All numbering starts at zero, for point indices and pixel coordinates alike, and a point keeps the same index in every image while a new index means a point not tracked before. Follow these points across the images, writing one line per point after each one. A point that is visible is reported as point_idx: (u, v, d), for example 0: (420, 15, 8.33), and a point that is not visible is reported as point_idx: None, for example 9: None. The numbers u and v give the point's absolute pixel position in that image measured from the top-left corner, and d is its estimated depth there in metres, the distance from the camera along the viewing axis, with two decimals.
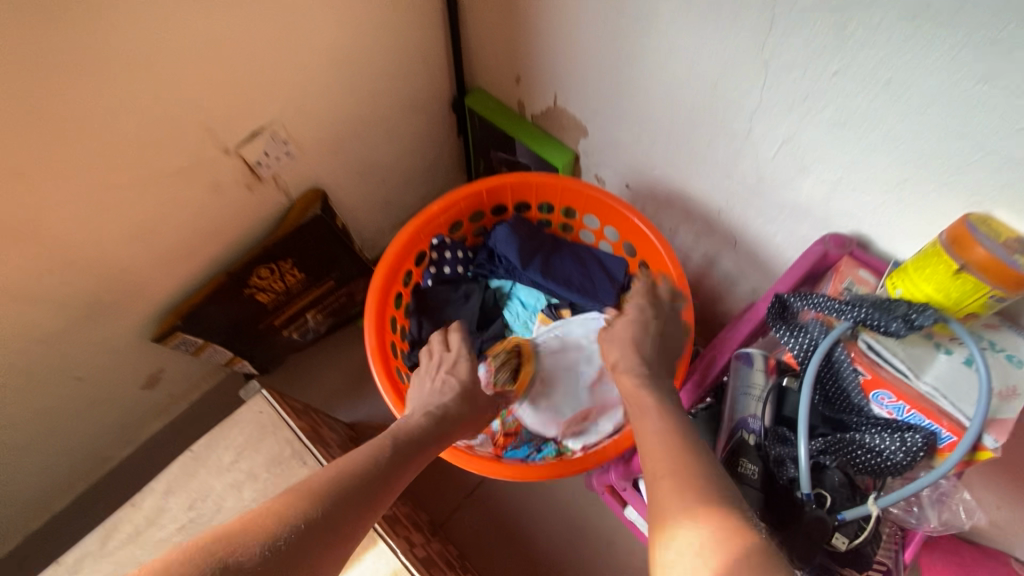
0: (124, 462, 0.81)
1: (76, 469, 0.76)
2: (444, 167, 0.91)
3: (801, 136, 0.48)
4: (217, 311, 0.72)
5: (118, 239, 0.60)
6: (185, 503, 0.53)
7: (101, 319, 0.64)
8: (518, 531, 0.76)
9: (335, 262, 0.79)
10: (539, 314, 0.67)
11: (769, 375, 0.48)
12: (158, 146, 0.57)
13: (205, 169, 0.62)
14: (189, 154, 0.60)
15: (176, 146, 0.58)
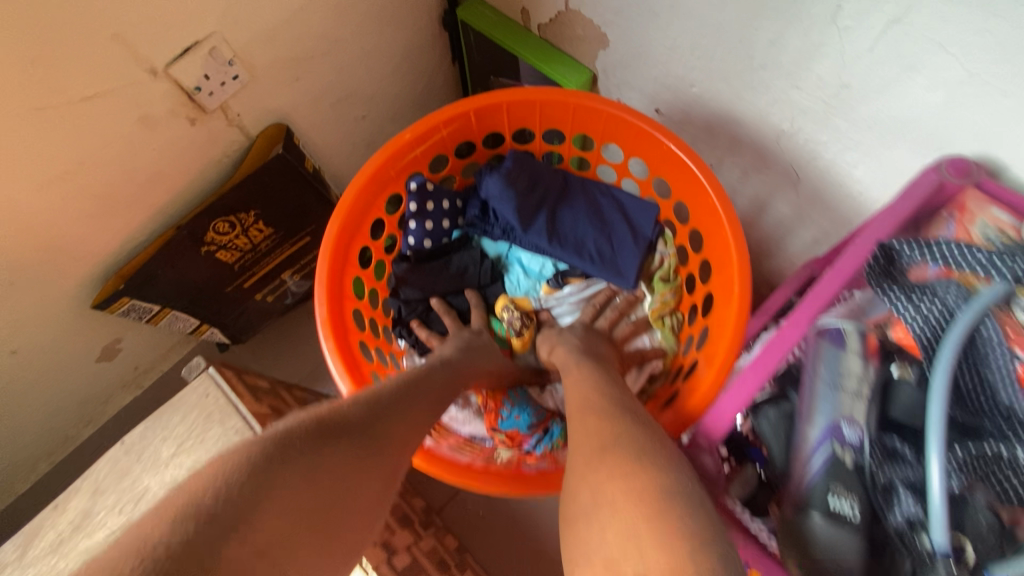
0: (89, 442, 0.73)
1: (34, 451, 0.69)
2: (437, 100, 0.77)
3: (912, 16, 0.34)
4: (170, 273, 0.61)
5: (29, 187, 0.49)
6: (115, 506, 0.44)
7: (28, 285, 0.54)
8: (525, 523, 0.67)
9: (309, 214, 0.68)
10: (545, 285, 0.55)
11: (867, 359, 0.35)
12: (58, 63, 0.44)
13: (129, 97, 0.49)
14: (105, 76, 0.47)
15: (83, 65, 0.46)
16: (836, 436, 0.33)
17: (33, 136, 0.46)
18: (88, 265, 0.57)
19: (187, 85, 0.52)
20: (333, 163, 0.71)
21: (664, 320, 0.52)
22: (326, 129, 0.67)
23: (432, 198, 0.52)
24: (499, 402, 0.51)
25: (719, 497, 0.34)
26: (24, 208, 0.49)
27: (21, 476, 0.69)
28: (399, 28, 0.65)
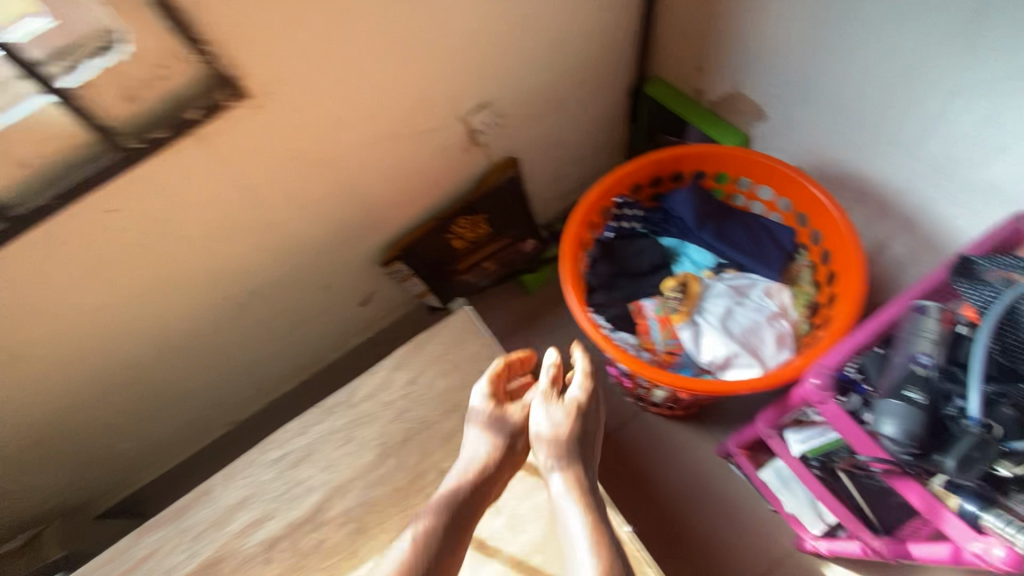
0: (335, 360, 1.03)
1: (306, 360, 0.98)
2: (613, 144, 1.01)
3: (1010, 119, 0.51)
4: (426, 247, 0.89)
5: (374, 185, 0.76)
6: (407, 378, 0.70)
7: (350, 245, 0.83)
8: (650, 476, 0.87)
9: (515, 222, 0.95)
10: (707, 272, 0.74)
11: (943, 325, 0.54)
12: (417, 112, 0.72)
13: (441, 134, 0.77)
14: (435, 121, 0.75)
15: (427, 114, 0.73)
16: (914, 361, 0.52)
17: (388, 154, 0.74)
18: (380, 236, 0.85)
19: (472, 125, 0.79)
20: (535, 184, 0.96)
21: (801, 299, 0.71)
22: (535, 159, 0.93)
23: (629, 206, 0.74)
24: None
25: (829, 405, 0.53)
26: (369, 195, 0.77)
27: (291, 378, 0.99)
28: (606, 92, 0.89)
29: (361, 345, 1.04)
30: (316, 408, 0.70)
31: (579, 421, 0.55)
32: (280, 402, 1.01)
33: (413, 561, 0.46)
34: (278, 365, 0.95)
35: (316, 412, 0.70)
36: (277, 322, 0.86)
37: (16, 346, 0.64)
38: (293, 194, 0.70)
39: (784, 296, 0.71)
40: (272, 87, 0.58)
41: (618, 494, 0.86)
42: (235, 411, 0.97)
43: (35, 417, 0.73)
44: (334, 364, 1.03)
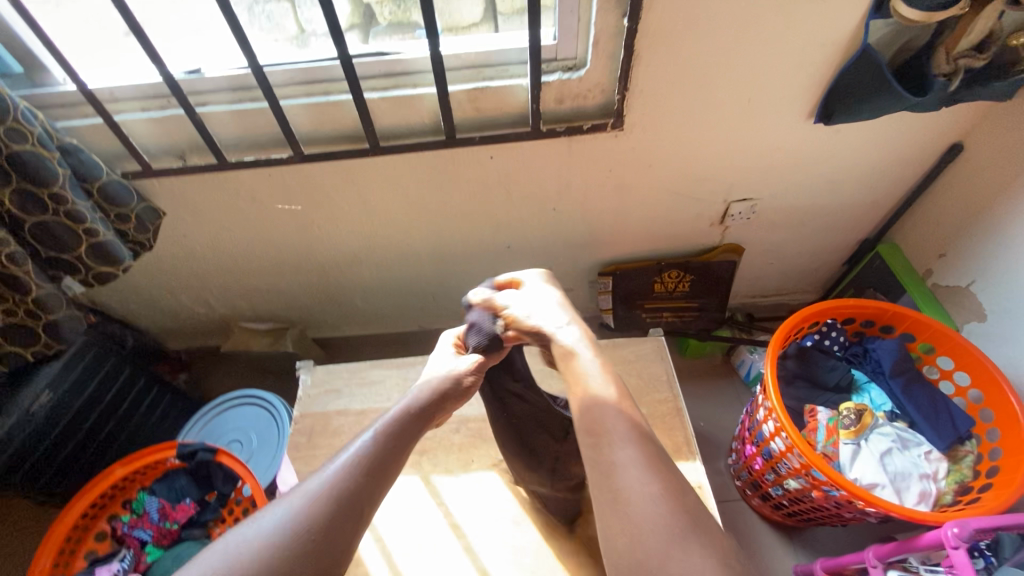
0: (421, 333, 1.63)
1: (412, 325, 1.60)
2: (671, 249, 1.38)
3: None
4: (637, 277, 1.40)
5: (511, 250, 1.35)
6: None
7: (476, 280, 1.45)
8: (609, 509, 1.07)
9: (702, 289, 1.42)
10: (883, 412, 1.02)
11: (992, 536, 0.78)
12: (563, 174, 1.14)
13: (564, 192, 1.18)
14: (567, 182, 1.16)
15: (568, 177, 1.14)
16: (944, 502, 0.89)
17: (532, 227, 1.28)
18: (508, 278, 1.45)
19: (586, 234, 1.31)
20: (596, 243, 1.34)
21: (960, 468, 0.94)
22: (613, 230, 1.30)
23: (838, 331, 1.09)
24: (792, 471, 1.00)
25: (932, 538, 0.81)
26: (521, 240, 1.31)
27: (406, 327, 1.61)
28: (686, 218, 1.28)
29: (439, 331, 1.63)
30: None
31: (312, 528, 0.56)
32: (394, 337, 1.63)
33: (310, 502, 0.58)
34: (402, 314, 1.55)
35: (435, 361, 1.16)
36: (424, 294, 1.48)
37: (349, 253, 1.33)
38: (490, 230, 1.28)
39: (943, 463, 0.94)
40: (518, 166, 1.11)
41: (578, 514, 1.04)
42: (373, 330, 1.61)
43: (321, 256, 1.33)
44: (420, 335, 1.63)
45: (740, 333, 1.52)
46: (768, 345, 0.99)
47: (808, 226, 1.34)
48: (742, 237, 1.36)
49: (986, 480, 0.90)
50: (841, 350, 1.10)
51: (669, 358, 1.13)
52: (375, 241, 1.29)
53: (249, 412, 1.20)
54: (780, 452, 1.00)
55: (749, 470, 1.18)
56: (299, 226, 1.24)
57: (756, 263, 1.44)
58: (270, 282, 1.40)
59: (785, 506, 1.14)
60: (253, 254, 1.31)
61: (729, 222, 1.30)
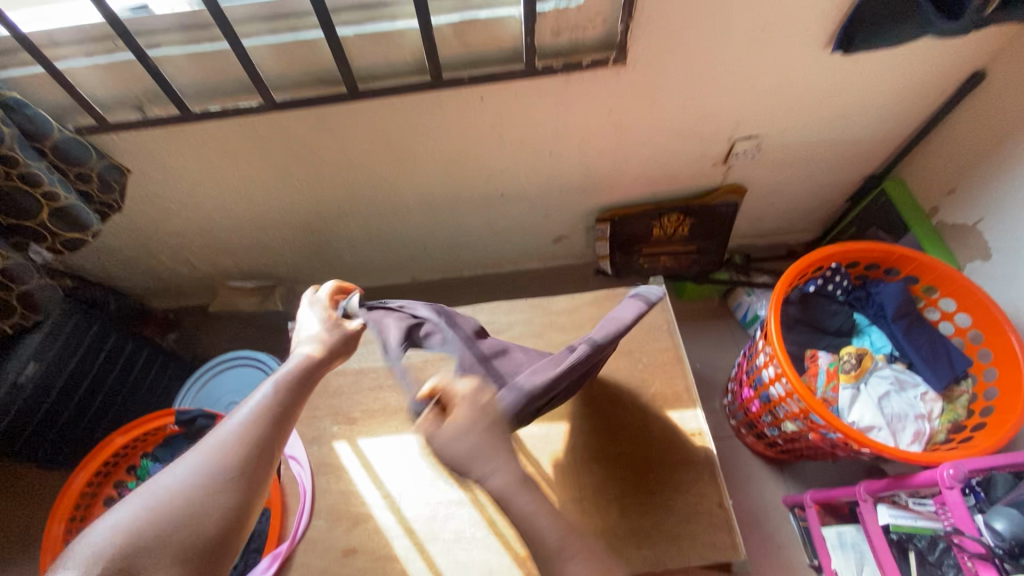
0: (412, 283, 1.59)
1: (401, 276, 1.57)
2: (671, 192, 1.32)
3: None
4: (636, 221, 1.35)
5: (504, 198, 1.29)
6: (494, 314, 1.13)
7: (468, 230, 1.39)
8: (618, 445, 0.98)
9: (703, 233, 1.39)
10: (882, 355, 1.02)
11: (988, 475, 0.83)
12: (560, 116, 1.06)
13: (561, 133, 1.10)
14: (565, 124, 1.08)
15: (566, 118, 1.06)
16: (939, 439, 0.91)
17: (526, 174, 1.21)
18: (501, 226, 1.39)
19: (584, 179, 1.25)
20: (593, 188, 1.28)
21: (954, 407, 0.96)
22: (612, 174, 1.23)
23: (843, 277, 1.07)
24: (792, 416, 1.01)
25: (928, 476, 0.83)
26: (515, 188, 1.25)
27: (397, 279, 1.57)
28: (689, 159, 1.22)
29: (430, 281, 1.60)
30: None
31: (202, 498, 0.55)
32: (386, 289, 1.60)
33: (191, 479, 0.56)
34: (392, 266, 1.51)
35: None
36: (414, 245, 1.43)
37: (333, 206, 1.26)
38: (482, 177, 1.21)
39: (938, 403, 0.96)
40: (512, 107, 1.02)
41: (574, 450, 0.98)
42: (364, 283, 1.57)
43: (303, 210, 1.26)
44: (411, 286, 1.60)
45: (737, 276, 1.50)
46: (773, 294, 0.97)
47: (813, 162, 1.28)
48: (745, 176, 1.30)
49: (981, 420, 0.92)
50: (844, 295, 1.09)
51: (670, 307, 1.11)
52: (360, 193, 1.22)
53: (247, 374, 1.18)
54: (779, 398, 1.01)
55: (746, 412, 1.20)
56: (276, 178, 1.16)
57: (757, 203, 1.40)
58: (252, 238, 1.34)
59: (778, 444, 1.18)
60: (231, 209, 1.24)
61: (733, 161, 1.24)
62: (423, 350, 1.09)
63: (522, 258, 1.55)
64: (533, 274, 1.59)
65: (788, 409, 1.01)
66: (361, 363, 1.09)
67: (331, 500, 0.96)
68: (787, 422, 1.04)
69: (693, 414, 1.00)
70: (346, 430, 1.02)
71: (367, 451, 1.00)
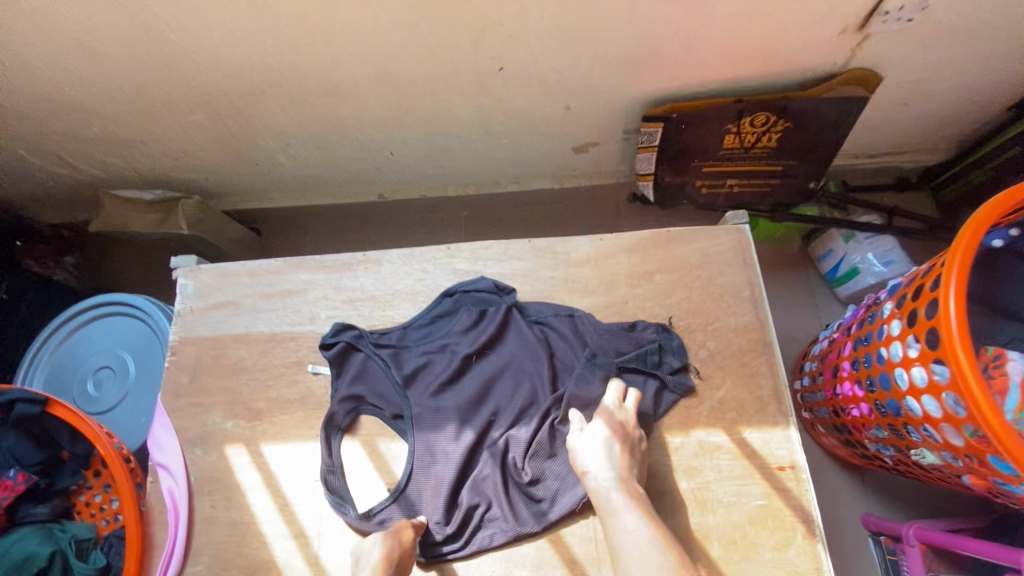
0: (379, 203, 1.18)
1: (363, 193, 1.15)
2: (761, 78, 0.86)
3: None
4: (702, 124, 0.90)
5: (504, 78, 0.84)
6: (480, 261, 0.73)
7: (452, 129, 0.96)
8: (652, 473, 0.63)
9: (797, 146, 0.94)
10: None
11: None
12: None
13: None
14: None
15: None
16: None
17: (542, 36, 0.76)
18: (500, 125, 0.96)
19: (632, 49, 0.79)
20: (642, 67, 0.82)
21: None
22: (675, 43, 0.78)
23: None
24: (939, 445, 0.63)
25: None
26: (523, 60, 0.80)
27: (359, 197, 1.16)
28: (804, 20, 0.75)
29: (403, 201, 1.18)
30: (386, 255, 0.74)
31: None
32: (347, 210, 1.20)
33: None
34: (348, 177, 1.09)
35: (385, 259, 0.74)
36: (375, 149, 1.01)
37: (243, 80, 0.82)
38: (471, 40, 0.76)
39: None
40: None
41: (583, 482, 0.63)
42: (316, 201, 1.17)
43: (198, 85, 0.83)
44: (378, 206, 1.19)
45: (831, 212, 1.06)
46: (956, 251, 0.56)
47: (994, 37, 0.81)
48: (882, 57, 0.83)
49: None
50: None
51: (756, 262, 0.71)
52: (279, 59, 0.78)
53: (122, 329, 0.83)
54: (924, 416, 0.63)
55: (839, 413, 0.84)
56: (137, 25, 0.72)
57: (883, 102, 0.94)
58: (138, 129, 0.93)
59: (881, 459, 0.82)
60: (87, 77, 0.81)
61: (876, 26, 0.77)
62: (368, 312, 0.71)
63: (530, 174, 1.12)
64: (543, 195, 1.17)
65: (934, 434, 0.63)
66: (274, 327, 0.71)
67: (217, 538, 0.63)
68: (922, 447, 0.67)
69: (782, 436, 0.63)
70: (246, 430, 0.67)
71: (273, 463, 0.65)
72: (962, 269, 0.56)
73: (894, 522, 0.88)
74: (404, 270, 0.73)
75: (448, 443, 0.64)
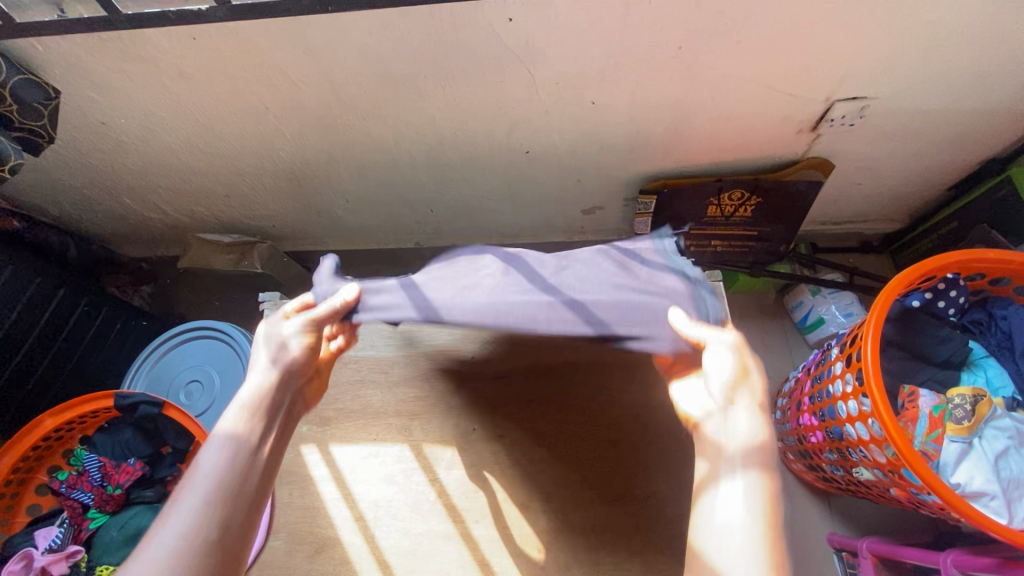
0: (413, 249, 1.38)
1: (401, 241, 1.35)
2: (736, 162, 1.07)
3: None
4: (688, 196, 1.10)
5: (528, 159, 1.05)
6: None
7: (482, 194, 1.16)
8: (639, 478, 0.79)
9: (766, 215, 1.14)
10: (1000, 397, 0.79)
11: None
12: (612, 56, 0.80)
13: (610, 79, 0.84)
14: (616, 68, 0.82)
15: (619, 60, 0.81)
16: None
17: (560, 130, 0.96)
18: (521, 191, 1.16)
19: (631, 140, 0.99)
20: (639, 152, 1.03)
21: None
22: (665, 135, 0.98)
23: (957, 290, 0.81)
24: (870, 464, 0.80)
25: None
26: (544, 145, 1.00)
27: (399, 243, 1.36)
28: (766, 122, 0.95)
29: (433, 248, 1.38)
30: None
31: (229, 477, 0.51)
32: (386, 254, 1.40)
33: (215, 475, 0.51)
34: (390, 227, 1.29)
35: None
36: (416, 207, 1.21)
37: (320, 153, 1.03)
38: (505, 130, 0.96)
39: None
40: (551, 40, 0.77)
41: (584, 486, 0.79)
42: (362, 246, 1.37)
43: (284, 154, 1.04)
44: (412, 252, 1.39)
45: (800, 269, 1.25)
46: (873, 312, 0.74)
47: (921, 137, 1.01)
48: (834, 149, 1.04)
49: None
50: (955, 315, 0.84)
51: None
52: (351, 139, 0.99)
53: (210, 348, 1.00)
54: (858, 439, 0.79)
55: (802, 441, 1.00)
56: (248, 113, 0.93)
57: (839, 182, 1.14)
58: (227, 186, 1.14)
59: (837, 481, 0.97)
60: (197, 148, 1.02)
61: (824, 128, 0.97)
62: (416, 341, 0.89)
63: (545, 229, 1.32)
64: (555, 247, 1.37)
65: (866, 456, 0.79)
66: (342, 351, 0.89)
67: (292, 519, 0.79)
68: (860, 467, 0.83)
69: None
70: (316, 433, 0.84)
71: (340, 460, 0.82)
72: (878, 324, 0.74)
73: (852, 539, 1.02)
74: None
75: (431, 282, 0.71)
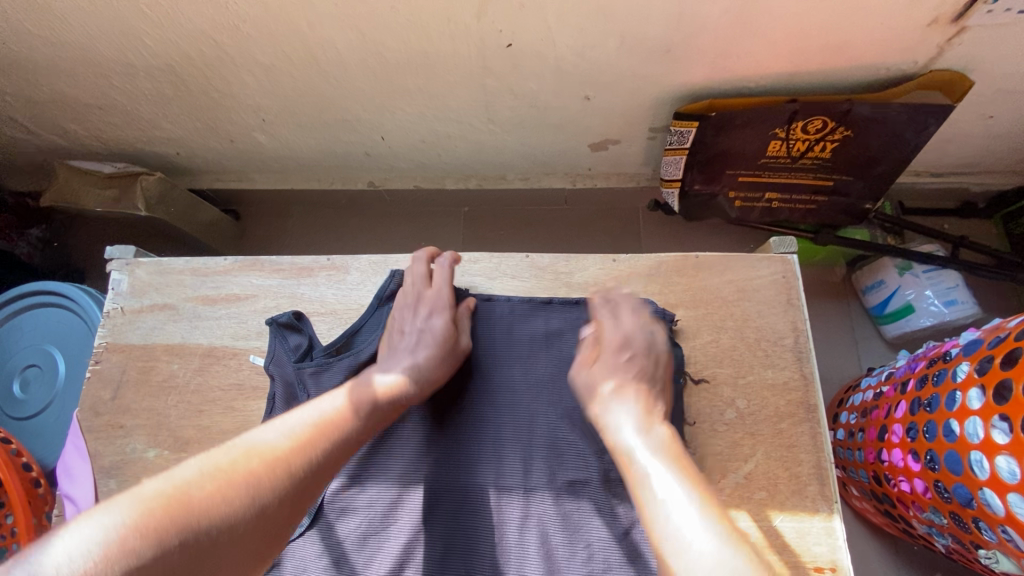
0: (365, 191, 1.06)
1: (348, 180, 1.03)
2: (822, 74, 0.71)
3: None
4: (745, 125, 0.76)
5: (512, 58, 0.70)
6: (463, 274, 0.63)
7: (449, 115, 0.83)
8: None
9: (853, 159, 0.80)
10: None
11: None
12: None
13: None
14: None
15: None
16: None
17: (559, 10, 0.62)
18: (505, 113, 0.82)
19: (671, 31, 0.65)
20: (681, 52, 0.68)
21: None
22: (722, 24, 0.63)
23: None
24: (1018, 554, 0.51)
25: None
26: (536, 38, 0.66)
27: (346, 183, 1.03)
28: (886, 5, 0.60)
29: (393, 191, 1.06)
30: (355, 261, 0.62)
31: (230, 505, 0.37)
32: (332, 196, 1.08)
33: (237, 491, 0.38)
34: (331, 160, 0.97)
35: (354, 264, 0.62)
36: (359, 132, 0.88)
37: (204, 42, 0.70)
38: (472, 8, 0.62)
39: None
40: None
41: None
42: (299, 186, 1.05)
43: (155, 46, 0.71)
44: (365, 195, 1.07)
45: (886, 238, 0.93)
46: None
47: None
48: (978, 57, 0.68)
49: None
50: None
51: (803, 300, 0.57)
52: (242, 18, 0.65)
53: (54, 324, 0.72)
54: (1008, 518, 0.49)
55: (881, 481, 0.71)
56: None
57: (963, 113, 0.79)
58: (95, 93, 0.81)
59: (928, 542, 0.68)
60: (24, 30, 0.69)
61: (976, 18, 0.62)
62: (323, 328, 0.59)
63: (540, 171, 0.99)
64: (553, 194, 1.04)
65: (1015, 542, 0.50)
66: (214, 339, 0.59)
67: None
68: (989, 546, 0.54)
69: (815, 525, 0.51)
70: (168, 461, 0.56)
71: None
72: None
73: None
74: (375, 282, 0.61)
75: (378, 567, 0.50)
